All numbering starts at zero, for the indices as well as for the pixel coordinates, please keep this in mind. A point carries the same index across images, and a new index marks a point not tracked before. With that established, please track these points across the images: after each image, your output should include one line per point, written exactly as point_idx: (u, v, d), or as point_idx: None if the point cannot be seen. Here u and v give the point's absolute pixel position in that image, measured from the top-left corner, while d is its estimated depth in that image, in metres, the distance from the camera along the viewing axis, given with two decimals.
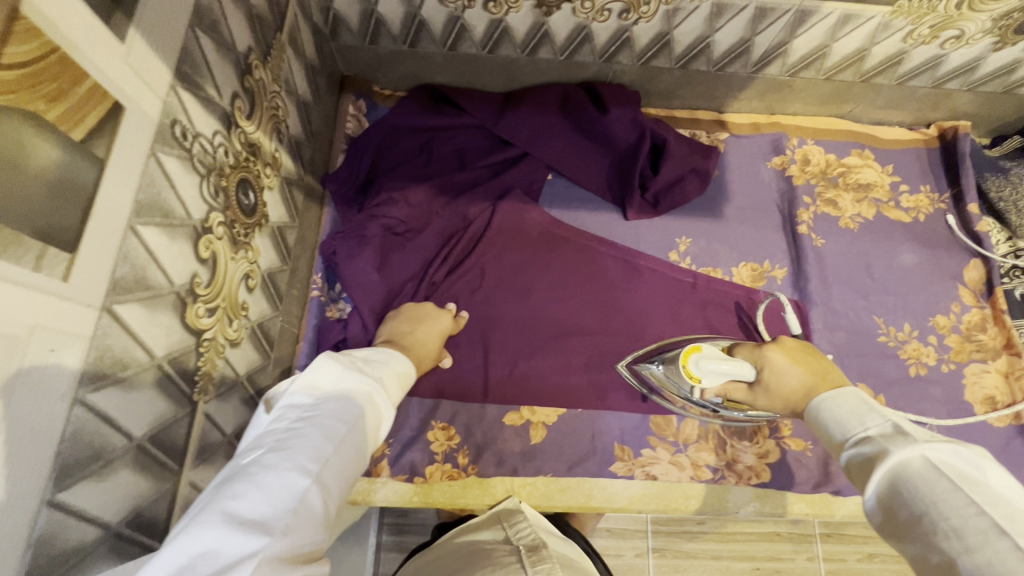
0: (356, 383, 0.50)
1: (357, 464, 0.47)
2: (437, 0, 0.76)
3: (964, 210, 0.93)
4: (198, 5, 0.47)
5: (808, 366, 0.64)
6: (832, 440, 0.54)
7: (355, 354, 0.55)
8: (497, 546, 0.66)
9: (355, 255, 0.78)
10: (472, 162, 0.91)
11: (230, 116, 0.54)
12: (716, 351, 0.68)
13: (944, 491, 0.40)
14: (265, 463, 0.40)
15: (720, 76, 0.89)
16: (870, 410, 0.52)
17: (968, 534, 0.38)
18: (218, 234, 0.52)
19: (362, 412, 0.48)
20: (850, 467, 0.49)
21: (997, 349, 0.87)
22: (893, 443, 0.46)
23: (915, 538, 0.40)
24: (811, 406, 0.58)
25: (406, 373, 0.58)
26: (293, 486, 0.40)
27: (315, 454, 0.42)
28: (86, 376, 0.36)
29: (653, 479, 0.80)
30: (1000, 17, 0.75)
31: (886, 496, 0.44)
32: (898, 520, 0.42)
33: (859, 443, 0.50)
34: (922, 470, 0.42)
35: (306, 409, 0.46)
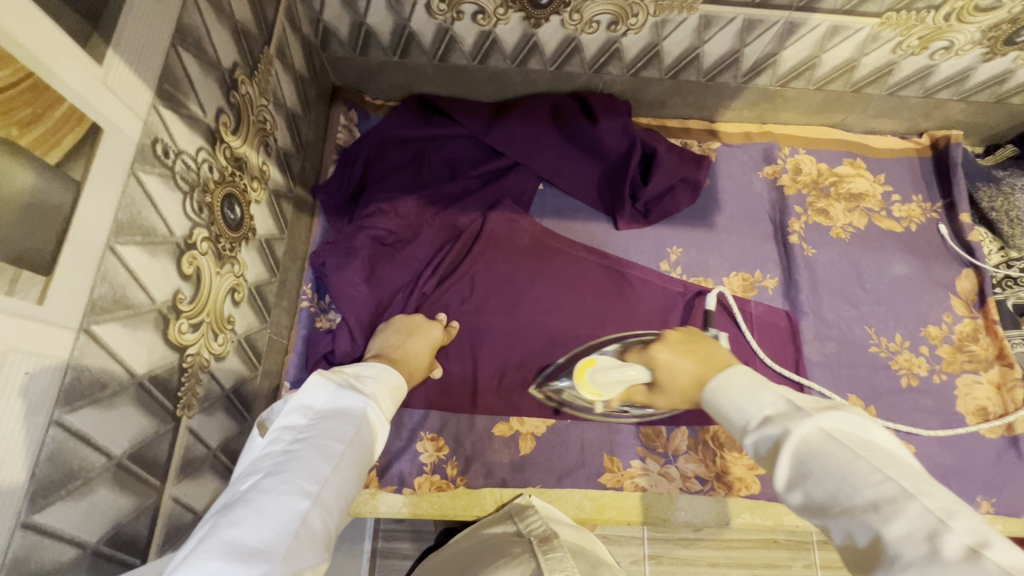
0: (351, 401, 0.50)
1: (357, 482, 0.47)
2: (426, 13, 0.76)
3: (956, 219, 0.93)
4: (180, 24, 0.47)
5: (696, 356, 0.62)
6: (728, 426, 0.50)
7: (347, 370, 0.55)
8: (508, 538, 0.65)
9: (344, 266, 0.78)
10: (462, 172, 0.91)
11: (215, 131, 0.54)
12: (607, 362, 0.71)
13: (850, 462, 0.39)
14: (263, 489, 0.41)
15: (710, 86, 0.90)
16: (760, 387, 0.50)
17: (885, 504, 0.37)
18: (203, 250, 0.52)
19: (359, 429, 0.48)
20: (755, 454, 0.46)
21: (990, 359, 0.86)
22: (790, 420, 0.44)
23: (839, 519, 0.39)
24: (704, 395, 0.54)
25: (400, 386, 0.58)
26: (292, 509, 0.40)
27: (314, 475, 0.43)
28: (63, 397, 0.36)
29: (642, 490, 0.80)
30: (988, 27, 0.75)
31: (801, 481, 0.41)
32: (819, 502, 0.40)
33: (758, 425, 0.46)
34: (824, 444, 0.41)
35: (301, 430, 0.46)
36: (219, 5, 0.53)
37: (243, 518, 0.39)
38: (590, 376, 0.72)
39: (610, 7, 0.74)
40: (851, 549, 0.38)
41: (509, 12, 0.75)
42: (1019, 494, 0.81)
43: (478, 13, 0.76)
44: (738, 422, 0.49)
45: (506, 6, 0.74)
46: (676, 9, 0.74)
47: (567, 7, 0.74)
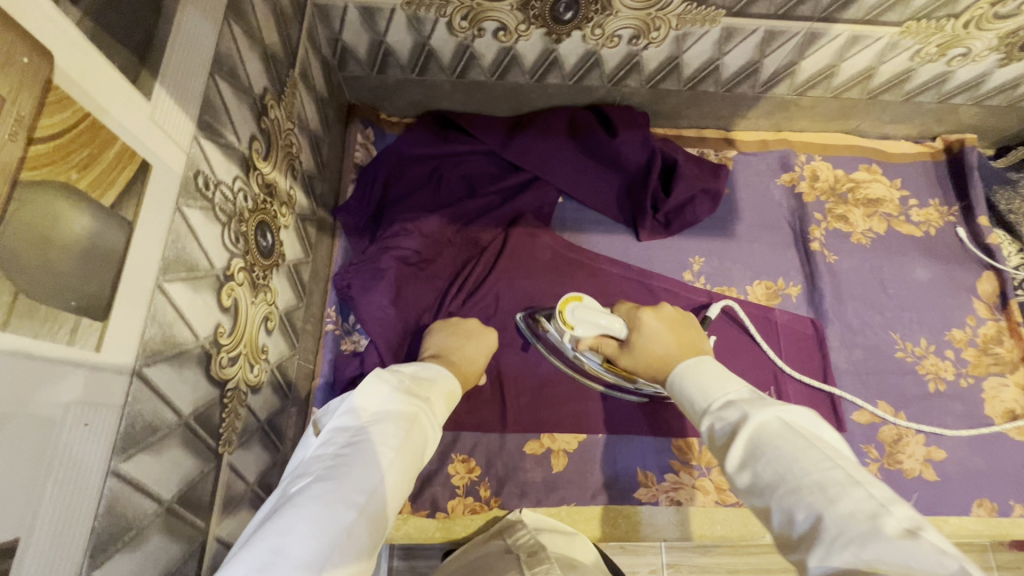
0: (405, 403, 0.48)
1: (407, 488, 0.45)
2: (447, 31, 0.75)
3: (974, 223, 0.94)
4: (218, 52, 0.46)
5: (679, 334, 0.65)
6: (692, 411, 0.54)
7: (405, 369, 0.54)
8: (498, 556, 0.65)
9: (370, 288, 0.77)
10: (482, 188, 0.90)
11: (249, 159, 0.53)
12: (597, 306, 0.70)
13: (802, 448, 0.42)
14: (311, 496, 0.40)
15: (727, 97, 0.90)
16: (727, 378, 0.54)
17: (825, 484, 0.40)
18: (239, 280, 0.51)
19: (412, 434, 0.46)
20: (712, 438, 0.50)
21: (1015, 362, 0.87)
22: (752, 407, 0.48)
23: (780, 498, 0.41)
24: (672, 379, 0.59)
25: (453, 391, 0.56)
26: (339, 521, 0.39)
27: (360, 484, 0.41)
28: (119, 446, 0.35)
29: (677, 504, 0.79)
30: (1007, 34, 0.76)
31: (750, 462, 0.44)
32: (764, 483, 0.43)
33: (722, 408, 0.50)
34: (781, 430, 0.45)
35: (354, 432, 0.45)
36: (250, 31, 0.52)
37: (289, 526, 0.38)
38: (572, 314, 0.69)
39: (632, 22, 0.74)
40: (786, 528, 0.41)
41: (531, 28, 0.75)
42: None
43: (499, 30, 0.75)
44: (701, 407, 0.53)
45: (529, 22, 0.73)
46: (698, 22, 0.73)
47: (590, 22, 0.74)
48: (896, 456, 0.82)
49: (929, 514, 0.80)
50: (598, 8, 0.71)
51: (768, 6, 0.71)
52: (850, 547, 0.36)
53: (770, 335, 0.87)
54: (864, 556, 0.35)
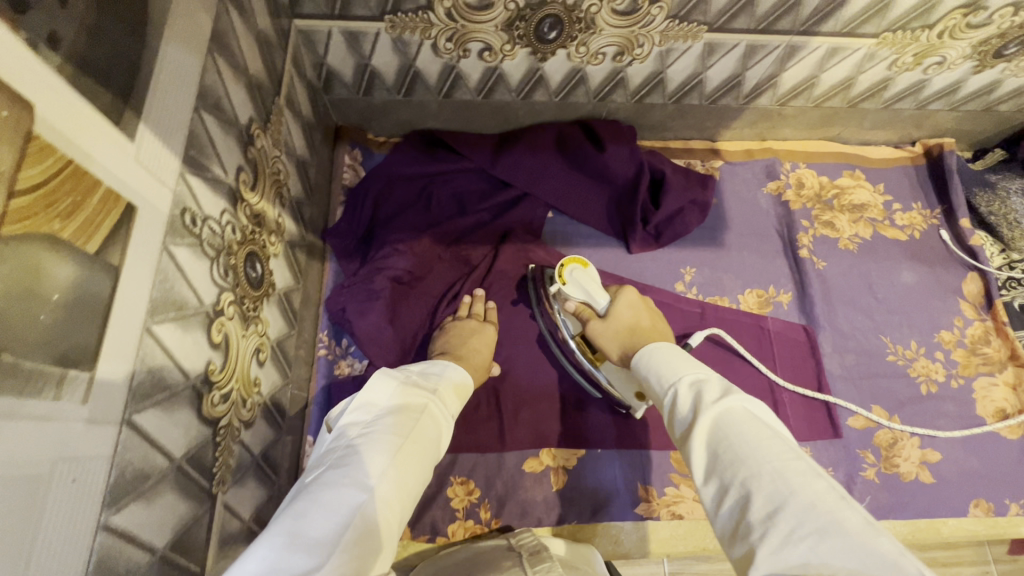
0: (412, 396, 0.53)
1: (420, 474, 0.48)
2: (432, 52, 0.75)
3: (957, 225, 0.95)
4: (202, 86, 0.46)
5: (651, 317, 0.71)
6: (659, 388, 0.55)
7: (412, 369, 0.60)
8: (500, 552, 0.66)
9: (364, 310, 0.76)
10: (472, 206, 0.90)
11: (236, 191, 0.52)
12: (597, 279, 0.75)
13: (767, 437, 0.44)
14: (325, 483, 0.43)
15: (712, 109, 0.91)
16: (694, 364, 0.55)
17: (787, 472, 0.41)
18: (230, 315, 0.50)
19: (420, 424, 0.51)
20: (676, 416, 0.51)
21: (1003, 361, 0.88)
22: (720, 393, 0.49)
23: (740, 479, 0.42)
24: (641, 357, 0.60)
25: (463, 382, 0.62)
26: (350, 501, 0.42)
27: (371, 470, 0.44)
28: (109, 499, 0.34)
29: (679, 518, 0.79)
30: (980, 42, 0.78)
31: (714, 443, 0.46)
32: (724, 464, 0.44)
33: (690, 389, 0.51)
34: (746, 418, 0.46)
35: (364, 425, 0.49)
36: (234, 62, 0.52)
37: (306, 510, 0.41)
38: (570, 272, 0.76)
39: (616, 39, 0.74)
40: (737, 510, 0.42)
41: (516, 47, 0.75)
42: None
43: (485, 50, 0.75)
44: (670, 386, 0.54)
45: (514, 42, 0.74)
46: (681, 38, 0.74)
47: (574, 40, 0.74)
48: (892, 459, 0.83)
49: (927, 517, 0.81)
50: (582, 27, 0.72)
51: (749, 21, 0.72)
52: (808, 539, 0.37)
53: (764, 343, 0.88)
54: (820, 551, 0.36)
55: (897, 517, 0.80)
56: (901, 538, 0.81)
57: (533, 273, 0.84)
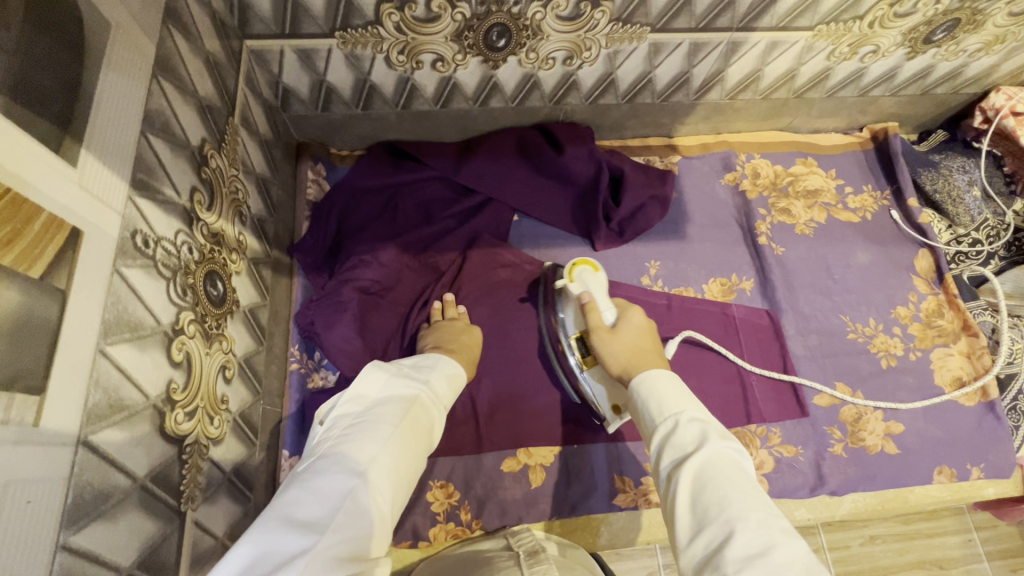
0: (402, 387, 0.56)
1: (412, 461, 0.51)
2: (386, 65, 0.77)
3: (905, 205, 1.00)
4: (148, 110, 0.47)
5: (654, 343, 0.72)
6: (655, 414, 0.56)
7: (404, 362, 0.62)
8: (497, 553, 0.68)
9: (333, 323, 0.76)
10: (438, 213, 0.91)
11: (191, 211, 0.53)
12: (603, 284, 0.79)
13: (755, 491, 0.46)
14: (316, 470, 0.46)
15: (665, 106, 0.94)
16: (691, 400, 0.57)
17: (771, 524, 0.44)
18: (191, 333, 0.51)
19: (411, 413, 0.54)
20: (667, 445, 0.53)
21: (957, 331, 0.91)
22: (716, 433, 0.51)
23: (723, 519, 0.44)
24: (637, 380, 0.62)
25: (455, 374, 0.65)
26: (342, 486, 0.44)
27: (363, 456, 0.47)
28: (67, 520, 0.35)
29: (657, 506, 0.81)
30: (908, 30, 0.82)
31: (699, 479, 0.48)
32: (709, 501, 0.46)
33: (685, 423, 0.53)
34: (736, 467, 0.49)
35: (356, 416, 0.52)
36: (182, 85, 0.53)
37: (300, 497, 0.44)
38: (580, 272, 0.79)
39: (564, 44, 0.77)
40: (713, 547, 0.44)
41: (468, 57, 0.77)
42: (1002, 456, 0.85)
43: (437, 61, 0.77)
44: (669, 416, 0.55)
45: (465, 51, 0.76)
46: (626, 40, 0.77)
47: (523, 47, 0.76)
48: (858, 434, 0.86)
49: (894, 488, 0.84)
50: (529, 34, 0.74)
51: (689, 20, 0.75)
52: None
53: (730, 330, 0.91)
54: None
55: (863, 490, 0.83)
56: (869, 508, 0.84)
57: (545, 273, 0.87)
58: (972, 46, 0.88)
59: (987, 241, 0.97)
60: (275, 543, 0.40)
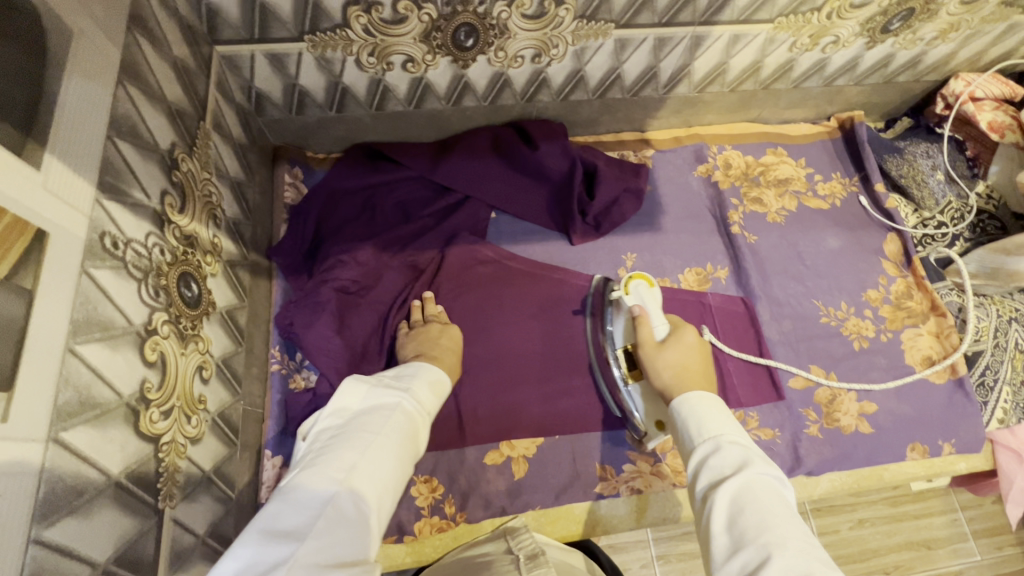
0: (382, 396, 0.55)
1: (398, 466, 0.50)
2: (357, 67, 0.78)
3: (873, 190, 1.02)
4: (115, 115, 0.47)
5: (704, 365, 0.71)
6: (694, 434, 0.59)
7: (386, 373, 0.61)
8: (497, 557, 0.68)
9: (312, 322, 0.77)
10: (416, 213, 0.93)
11: (162, 214, 0.54)
12: (657, 300, 0.79)
13: (794, 521, 0.48)
14: (297, 482, 0.46)
15: (635, 101, 0.95)
16: (733, 425, 0.59)
17: (809, 552, 0.45)
18: (165, 333, 0.52)
19: (392, 420, 0.53)
20: (705, 465, 0.55)
21: (926, 312, 0.94)
22: (755, 458, 0.53)
23: (759, 543, 0.46)
24: (677, 401, 0.64)
25: (438, 381, 0.64)
26: (321, 495, 0.44)
27: (342, 464, 0.47)
28: (39, 513, 0.36)
29: (638, 492, 0.83)
30: (865, 20, 0.85)
31: (735, 501, 0.50)
32: (745, 524, 0.47)
33: (724, 446, 0.55)
34: (774, 494, 0.50)
35: (335, 428, 0.51)
36: (149, 90, 0.54)
37: (281, 510, 0.44)
38: (635, 285, 0.81)
39: (532, 42, 0.78)
40: (748, 569, 0.45)
41: (437, 57, 0.78)
42: (973, 431, 0.88)
43: (407, 62, 0.78)
44: (708, 437, 0.57)
45: (434, 52, 0.77)
46: (592, 36, 0.79)
47: (491, 46, 0.78)
48: (833, 414, 0.88)
49: (870, 465, 0.87)
50: (496, 33, 0.76)
51: (652, 15, 0.77)
52: None
53: (706, 318, 0.92)
54: None
55: (840, 469, 0.85)
56: (845, 486, 0.87)
57: (595, 288, 0.89)
58: (929, 34, 0.91)
59: (952, 223, 0.99)
60: (257, 556, 0.40)
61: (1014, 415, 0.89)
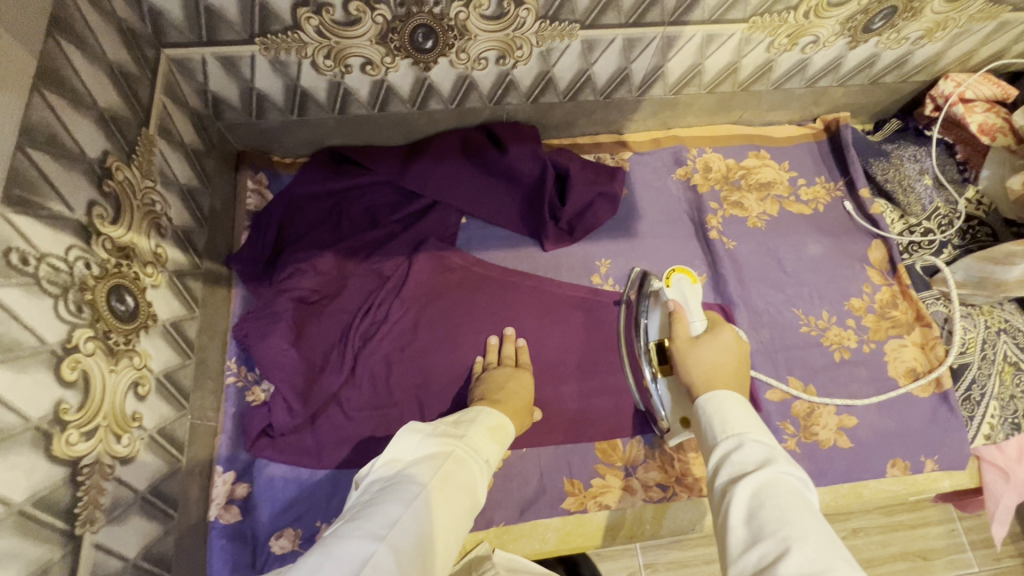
0: (436, 445, 0.56)
1: (446, 522, 0.50)
2: (314, 70, 0.75)
3: (858, 195, 0.99)
4: (29, 125, 0.45)
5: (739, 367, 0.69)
6: (719, 431, 0.57)
7: (446, 420, 0.63)
8: None
9: (266, 334, 0.75)
10: (384, 218, 0.90)
11: (89, 226, 0.52)
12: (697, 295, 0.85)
13: (817, 518, 0.45)
14: (340, 535, 0.45)
15: (609, 103, 0.92)
16: (757, 423, 0.57)
17: (833, 551, 0.42)
18: (89, 351, 0.50)
19: (444, 473, 0.53)
20: (727, 461, 0.53)
21: (911, 322, 0.90)
22: (780, 457, 0.51)
23: (779, 536, 0.44)
24: (699, 399, 0.63)
25: (497, 427, 0.64)
26: (362, 552, 0.43)
27: (386, 519, 0.46)
28: None
29: (607, 508, 0.80)
30: (845, 19, 0.81)
31: (756, 497, 0.48)
32: (764, 519, 0.46)
33: (748, 442, 0.54)
34: (796, 491, 0.48)
35: (387, 478, 0.52)
36: (75, 96, 0.52)
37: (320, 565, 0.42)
38: (676, 280, 0.88)
39: (494, 43, 0.75)
40: (766, 560, 0.43)
41: (397, 59, 0.75)
42: (957, 447, 0.84)
43: (366, 64, 0.76)
44: (733, 433, 0.56)
45: (393, 54, 0.74)
46: (557, 37, 0.76)
47: (452, 48, 0.75)
48: (811, 428, 0.85)
49: (849, 482, 0.83)
50: (455, 34, 0.73)
51: (618, 15, 0.74)
52: None
53: None
54: None
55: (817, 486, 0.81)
56: (823, 504, 0.83)
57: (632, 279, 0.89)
58: (914, 33, 0.87)
59: (939, 230, 0.95)
60: None
61: (1002, 431, 0.84)
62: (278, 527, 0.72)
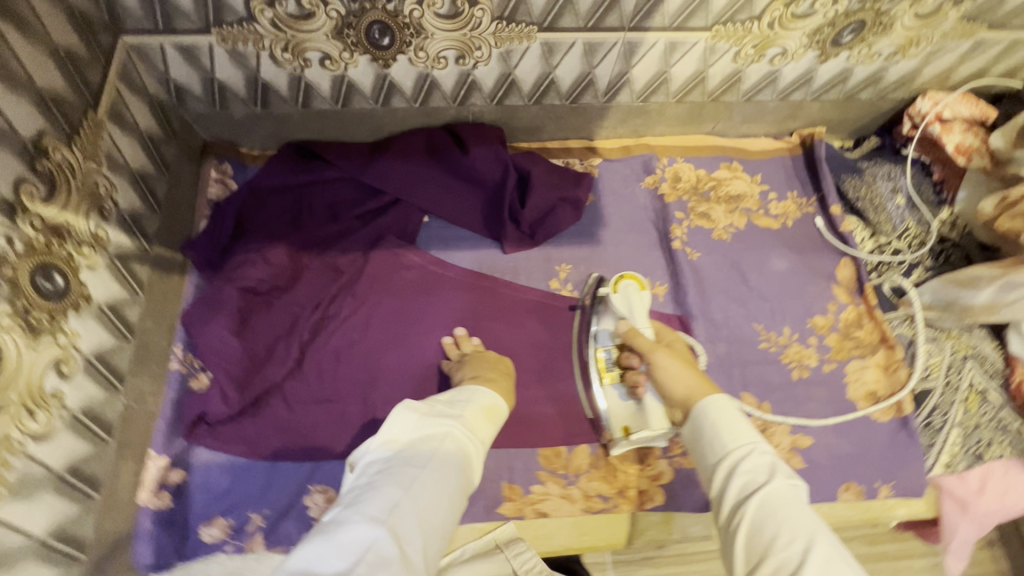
0: (433, 428, 0.54)
1: (444, 505, 0.49)
2: (273, 63, 0.76)
3: (829, 212, 0.97)
4: None
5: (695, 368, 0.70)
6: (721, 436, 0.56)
7: (438, 398, 0.61)
8: None
9: (208, 321, 0.77)
10: (343, 213, 0.90)
11: (15, 204, 0.52)
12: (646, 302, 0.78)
13: (825, 529, 0.47)
14: (339, 520, 0.44)
15: (575, 109, 0.92)
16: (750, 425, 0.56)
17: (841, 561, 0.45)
18: (5, 326, 0.51)
19: (442, 456, 0.52)
20: (735, 469, 0.52)
21: (874, 343, 0.88)
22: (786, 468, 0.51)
23: (794, 549, 0.45)
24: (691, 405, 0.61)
25: (491, 406, 0.62)
26: (363, 537, 0.43)
27: (386, 503, 0.46)
28: None
29: (544, 516, 0.78)
30: (813, 31, 0.80)
31: (764, 509, 0.48)
32: (775, 531, 0.47)
33: (754, 450, 0.53)
34: (804, 502, 0.49)
35: (385, 461, 0.51)
36: (12, 77, 0.53)
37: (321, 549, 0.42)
38: (625, 286, 0.79)
39: (452, 43, 0.76)
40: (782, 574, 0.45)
41: (355, 54, 0.76)
42: (914, 475, 0.81)
43: (325, 58, 0.76)
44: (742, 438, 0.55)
45: (350, 49, 0.75)
46: (515, 39, 0.76)
47: (410, 45, 0.75)
48: None
49: None
50: (412, 32, 0.73)
51: (575, 19, 0.74)
52: None
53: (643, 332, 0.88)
54: None
55: None
56: None
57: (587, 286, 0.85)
58: (886, 49, 0.86)
59: (909, 250, 0.93)
60: None
61: (963, 460, 0.81)
62: (209, 516, 0.72)
